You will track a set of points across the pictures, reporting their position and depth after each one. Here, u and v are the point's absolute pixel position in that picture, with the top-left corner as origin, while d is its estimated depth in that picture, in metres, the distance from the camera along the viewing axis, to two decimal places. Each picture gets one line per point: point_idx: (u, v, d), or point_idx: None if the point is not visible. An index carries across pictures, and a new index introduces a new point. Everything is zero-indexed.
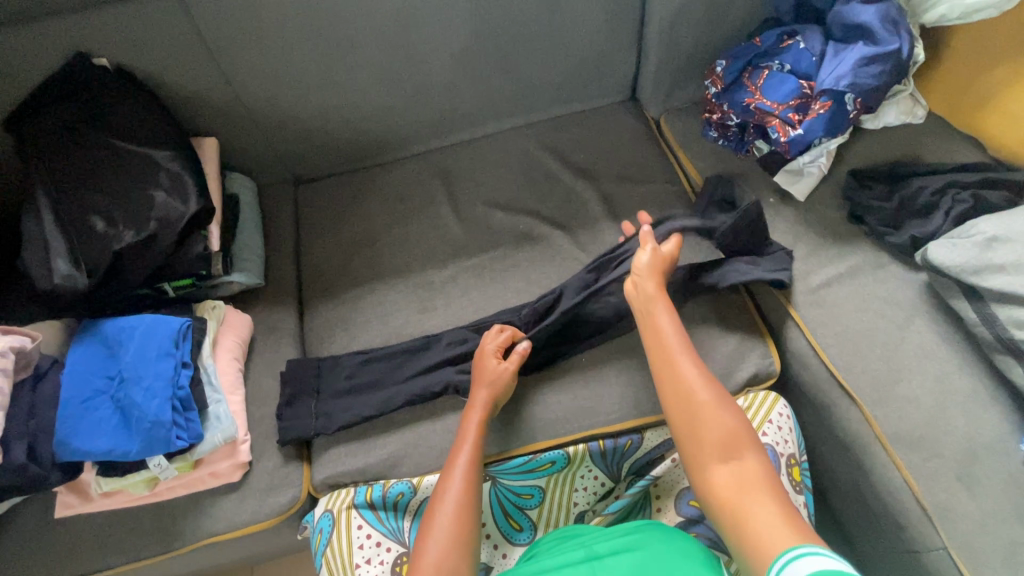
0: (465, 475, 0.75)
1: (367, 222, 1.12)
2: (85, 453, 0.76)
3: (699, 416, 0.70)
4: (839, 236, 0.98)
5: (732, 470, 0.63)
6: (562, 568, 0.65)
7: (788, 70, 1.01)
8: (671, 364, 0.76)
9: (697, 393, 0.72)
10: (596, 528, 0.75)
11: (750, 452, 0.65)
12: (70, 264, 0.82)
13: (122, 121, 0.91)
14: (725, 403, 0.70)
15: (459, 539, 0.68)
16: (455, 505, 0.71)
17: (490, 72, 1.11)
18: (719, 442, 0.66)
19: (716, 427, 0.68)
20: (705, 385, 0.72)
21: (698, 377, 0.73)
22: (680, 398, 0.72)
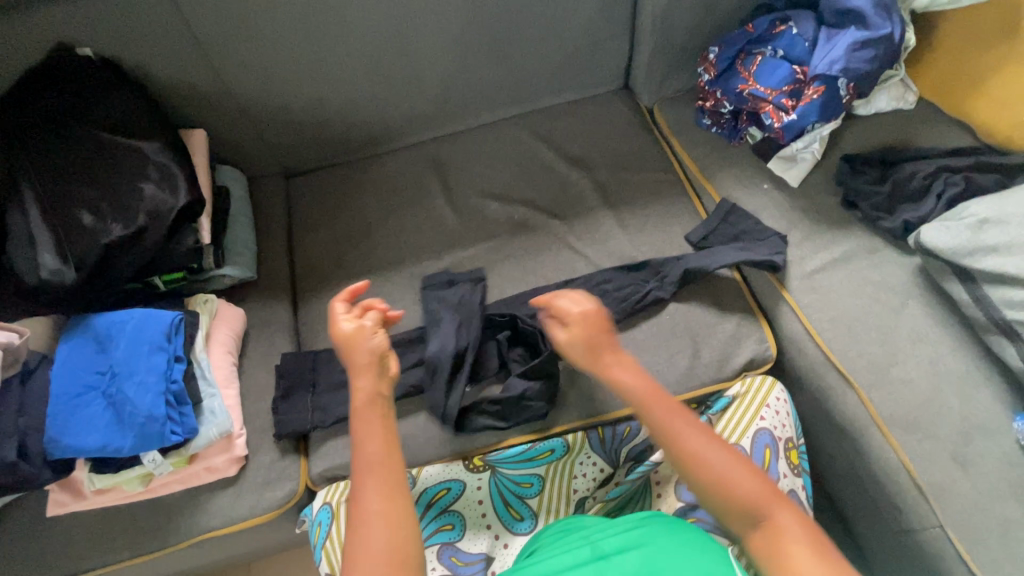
0: (378, 472, 0.63)
1: (360, 214, 1.11)
2: (77, 450, 0.74)
3: (715, 481, 0.65)
4: (832, 222, 0.99)
5: (766, 535, 0.61)
6: (571, 569, 0.64)
7: (781, 55, 1.01)
8: (672, 435, 0.69)
9: (702, 455, 0.67)
10: (592, 520, 0.76)
11: (778, 507, 0.63)
12: (58, 258, 0.80)
13: (108, 113, 0.90)
14: (732, 456, 0.67)
15: (399, 552, 0.58)
16: (383, 513, 0.60)
17: (483, 61, 1.10)
18: (743, 509, 0.63)
19: (736, 493, 0.64)
20: (710, 444, 0.68)
21: (699, 437, 0.68)
22: (688, 465, 0.67)
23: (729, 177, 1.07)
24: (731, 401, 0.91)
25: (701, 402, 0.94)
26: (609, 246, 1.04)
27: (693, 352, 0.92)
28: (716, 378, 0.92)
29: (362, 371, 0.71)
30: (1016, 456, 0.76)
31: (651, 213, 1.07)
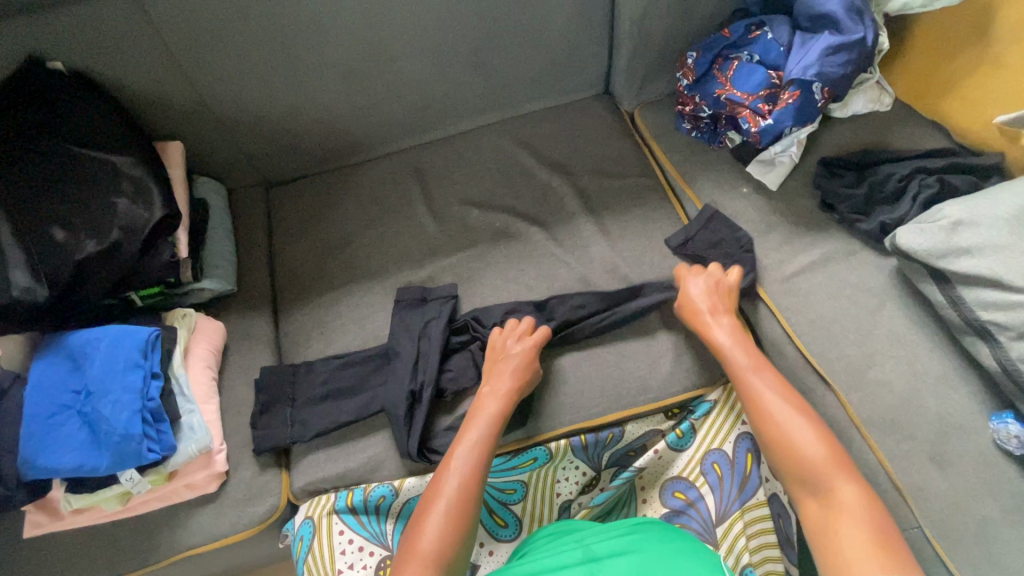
0: (481, 451, 0.76)
1: (341, 224, 1.11)
2: (52, 471, 0.73)
3: (787, 443, 0.73)
4: (811, 224, 1.00)
5: (824, 506, 0.67)
6: (559, 569, 0.65)
7: (756, 60, 1.02)
8: (753, 396, 0.78)
9: (778, 416, 0.75)
10: (590, 525, 0.76)
11: (840, 481, 0.68)
12: (31, 277, 0.79)
13: (80, 127, 0.89)
14: (814, 426, 0.73)
15: (458, 523, 0.69)
16: (458, 485, 0.72)
17: (462, 69, 1.10)
18: (807, 473, 0.70)
19: (805, 458, 0.71)
20: (791, 412, 0.75)
21: (781, 403, 0.76)
22: (766, 427, 0.75)
23: (708, 182, 1.08)
24: (713, 406, 0.91)
25: (682, 406, 0.92)
26: (591, 252, 1.04)
27: (675, 357, 0.93)
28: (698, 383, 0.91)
29: (505, 369, 0.85)
30: (992, 456, 0.77)
31: (632, 218, 1.08)
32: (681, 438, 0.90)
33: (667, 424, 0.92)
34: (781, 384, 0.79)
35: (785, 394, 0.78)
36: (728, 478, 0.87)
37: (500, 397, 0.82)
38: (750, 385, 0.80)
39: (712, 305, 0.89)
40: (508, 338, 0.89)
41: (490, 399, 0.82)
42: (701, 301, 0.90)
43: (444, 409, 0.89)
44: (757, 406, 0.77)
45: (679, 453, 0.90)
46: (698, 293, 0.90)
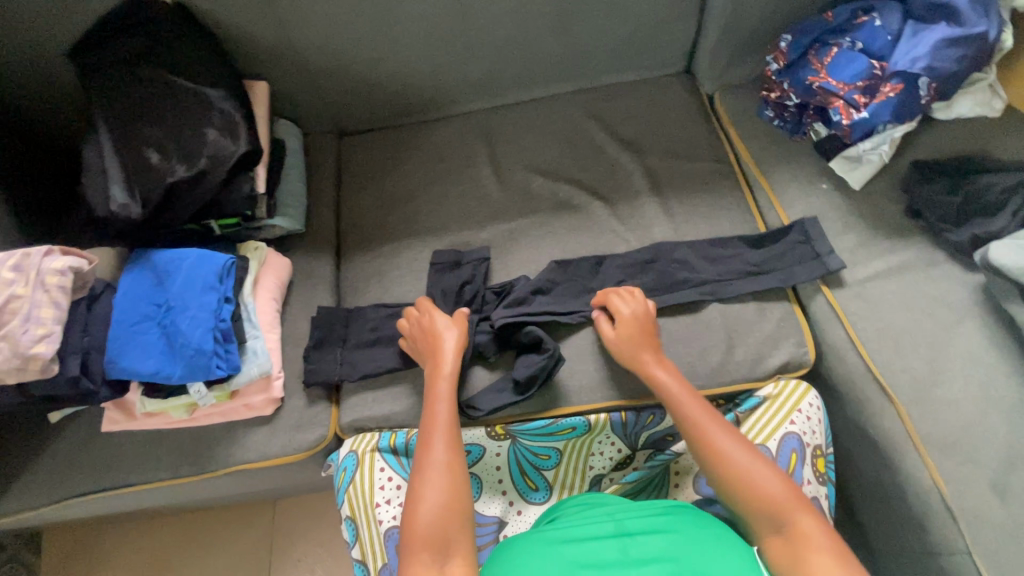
0: (450, 438, 0.75)
1: (407, 178, 1.13)
2: (133, 373, 0.80)
3: (740, 483, 0.68)
4: (892, 229, 0.94)
5: (788, 544, 0.63)
6: (590, 539, 0.67)
7: (859, 48, 0.95)
8: (704, 434, 0.74)
9: (736, 462, 0.70)
10: (619, 500, 0.77)
11: (800, 515, 0.65)
12: (126, 193, 0.85)
13: (179, 58, 0.93)
14: (768, 468, 0.69)
15: (455, 503, 0.69)
16: (443, 472, 0.71)
17: (543, 34, 1.09)
18: (770, 512, 0.66)
19: (764, 498, 0.66)
20: (742, 450, 0.71)
21: (736, 450, 0.71)
22: (726, 475, 0.70)
23: (785, 174, 1.04)
24: (761, 402, 0.89)
25: (729, 398, 0.92)
26: (651, 233, 1.02)
27: (726, 349, 0.91)
28: (749, 377, 0.90)
29: (439, 357, 0.84)
30: None
31: (699, 203, 1.05)
32: None
33: None
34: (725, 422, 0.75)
35: (734, 431, 0.74)
36: None
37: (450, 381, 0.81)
38: (703, 425, 0.74)
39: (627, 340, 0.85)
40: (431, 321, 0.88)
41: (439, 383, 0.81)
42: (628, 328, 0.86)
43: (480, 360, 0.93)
44: (706, 455, 0.72)
45: None
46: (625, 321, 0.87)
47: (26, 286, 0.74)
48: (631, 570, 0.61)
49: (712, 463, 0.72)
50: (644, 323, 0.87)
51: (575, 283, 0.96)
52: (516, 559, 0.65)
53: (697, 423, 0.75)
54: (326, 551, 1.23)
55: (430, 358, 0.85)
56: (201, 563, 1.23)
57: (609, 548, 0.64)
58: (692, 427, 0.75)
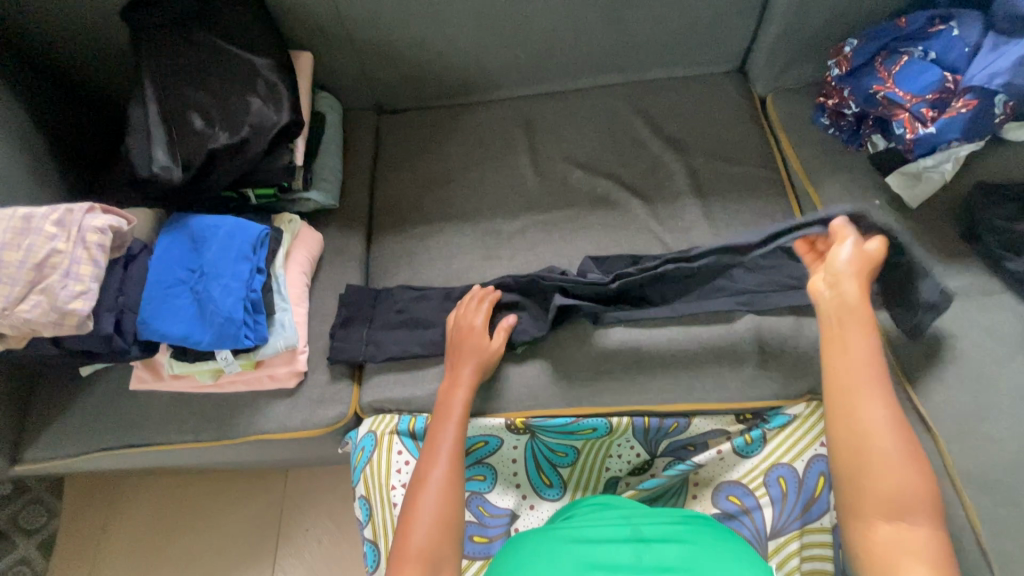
0: (450, 455, 0.73)
1: (444, 160, 1.11)
2: (163, 336, 0.81)
3: (869, 454, 0.63)
4: (946, 253, 0.90)
5: (889, 538, 0.60)
6: (606, 542, 0.65)
7: (931, 59, 0.90)
8: (857, 399, 0.65)
9: (877, 440, 0.63)
10: (634, 505, 0.76)
11: (921, 521, 0.60)
12: (169, 156, 0.85)
13: (229, 24, 0.93)
14: (912, 457, 0.62)
15: (445, 520, 0.68)
16: (439, 486, 0.70)
17: (595, 21, 1.05)
18: (892, 502, 0.60)
19: (894, 485, 0.61)
20: (896, 432, 0.63)
21: (885, 429, 0.63)
22: (859, 450, 0.63)
23: (837, 186, 0.99)
24: (790, 421, 0.87)
25: (757, 413, 0.89)
26: (690, 236, 0.99)
27: (759, 363, 0.88)
28: (780, 394, 0.87)
29: (467, 361, 0.84)
30: None
31: (742, 209, 1.01)
32: (749, 444, 0.87)
33: (736, 427, 0.89)
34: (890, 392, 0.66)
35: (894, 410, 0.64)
36: (794, 495, 0.83)
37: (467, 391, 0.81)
38: (857, 390, 0.65)
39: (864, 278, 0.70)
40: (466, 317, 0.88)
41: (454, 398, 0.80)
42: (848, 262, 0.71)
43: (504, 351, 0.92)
44: (846, 411, 0.65)
45: (743, 459, 0.86)
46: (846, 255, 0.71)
47: (67, 243, 0.75)
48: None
49: (848, 424, 0.65)
50: (868, 265, 0.71)
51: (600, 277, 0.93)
52: (526, 558, 0.64)
53: (853, 383, 0.66)
54: (333, 524, 1.25)
55: (458, 359, 0.85)
56: (213, 523, 1.26)
57: (624, 553, 0.63)
58: (840, 380, 0.67)
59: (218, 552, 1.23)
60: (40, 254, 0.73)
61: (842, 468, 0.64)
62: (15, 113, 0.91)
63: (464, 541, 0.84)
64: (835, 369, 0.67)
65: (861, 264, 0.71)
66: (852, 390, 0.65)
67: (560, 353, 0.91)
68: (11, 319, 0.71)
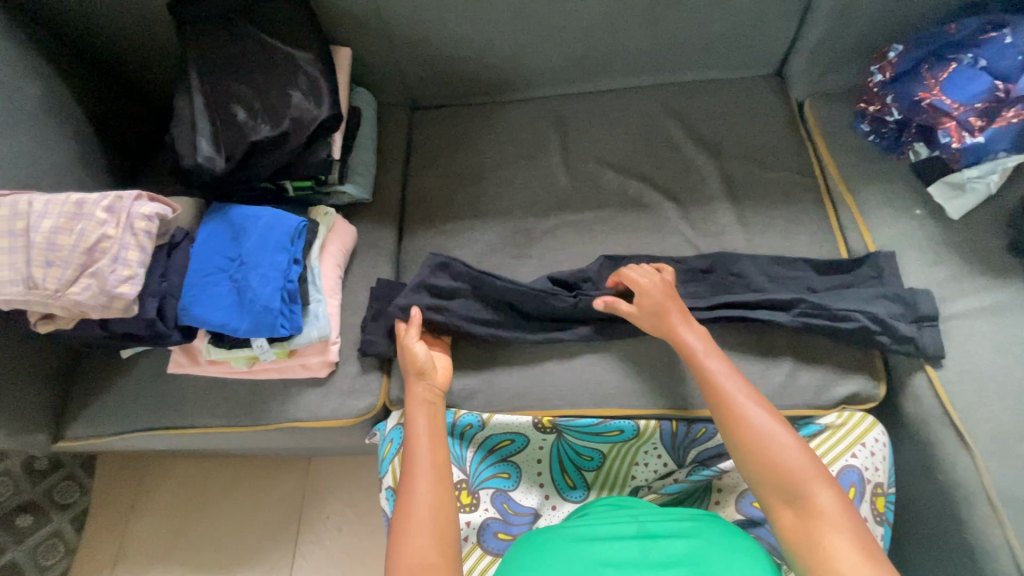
0: (429, 480, 0.71)
1: (476, 158, 1.12)
2: (202, 322, 0.83)
3: (754, 443, 0.66)
4: (990, 266, 0.88)
5: (800, 515, 0.60)
6: (614, 537, 0.66)
7: (981, 66, 0.88)
8: (727, 400, 0.70)
9: (752, 428, 0.67)
10: (642, 503, 0.76)
11: (822, 490, 0.61)
12: (212, 146, 0.88)
13: (274, 20, 0.95)
14: (784, 435, 0.66)
15: (443, 536, 0.66)
16: (428, 505, 0.68)
17: (634, 22, 1.04)
18: (784, 481, 0.62)
19: (780, 463, 0.63)
20: (766, 417, 0.67)
21: (756, 416, 0.68)
22: (742, 442, 0.66)
23: (875, 195, 0.98)
24: (822, 430, 0.85)
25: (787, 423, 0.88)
26: (723, 241, 0.98)
27: (790, 371, 0.87)
28: (811, 403, 0.86)
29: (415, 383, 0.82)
30: None
31: (777, 215, 1.00)
32: None
33: None
34: (753, 390, 0.72)
35: (759, 400, 0.70)
36: None
37: (427, 408, 0.80)
38: (725, 392, 0.71)
39: (664, 300, 0.83)
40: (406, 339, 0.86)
41: (415, 417, 0.78)
42: (659, 290, 0.84)
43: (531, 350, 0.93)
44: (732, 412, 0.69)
45: None
46: (645, 285, 0.85)
47: (116, 229, 0.77)
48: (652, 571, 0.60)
49: (727, 422, 0.69)
50: (665, 287, 0.85)
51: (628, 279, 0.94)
52: (534, 553, 0.66)
53: (719, 388, 0.72)
54: (354, 513, 1.27)
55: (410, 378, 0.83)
56: (237, 507, 1.29)
57: (630, 549, 0.63)
58: (711, 387, 0.72)
59: (242, 536, 1.26)
60: (91, 239, 0.75)
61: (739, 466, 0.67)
62: (67, 103, 0.95)
63: (488, 537, 0.84)
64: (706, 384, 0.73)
65: (662, 287, 0.85)
66: (718, 389, 0.71)
67: (587, 353, 0.92)
68: (63, 302, 0.74)
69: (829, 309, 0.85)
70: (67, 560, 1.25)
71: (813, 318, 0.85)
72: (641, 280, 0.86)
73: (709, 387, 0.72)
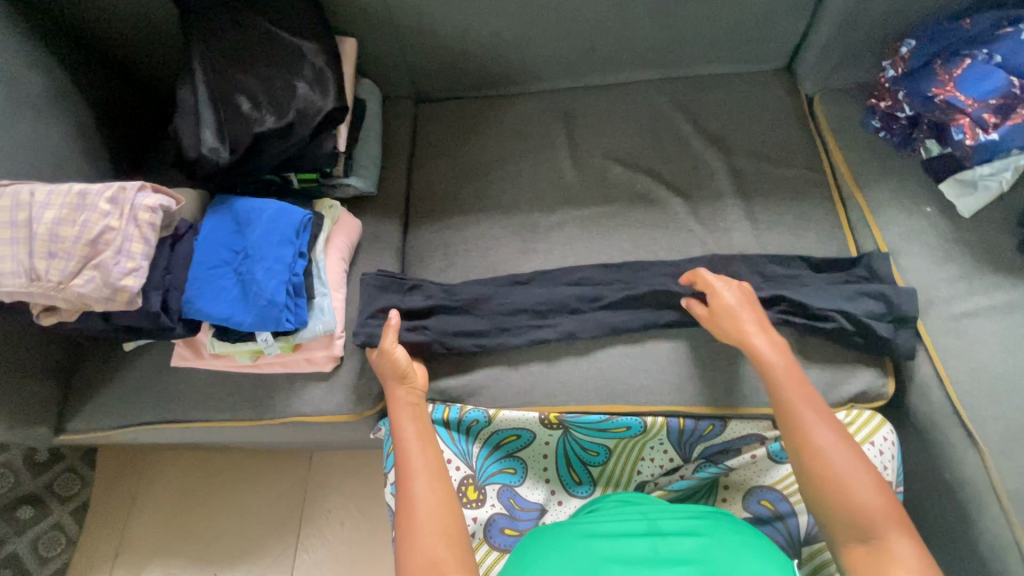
0: (426, 474, 0.71)
1: (482, 152, 1.11)
2: (207, 315, 0.82)
3: (828, 475, 0.64)
4: (1001, 265, 0.87)
5: (871, 556, 0.60)
6: (623, 535, 0.66)
7: (997, 62, 0.87)
8: (800, 426, 0.68)
9: (827, 462, 0.65)
10: (654, 501, 0.76)
11: (895, 534, 0.60)
12: (216, 137, 0.86)
13: (279, 10, 0.94)
14: (860, 472, 0.64)
15: (451, 532, 0.66)
16: (426, 499, 0.68)
17: (643, 15, 1.03)
18: (857, 521, 0.61)
19: (853, 501, 0.62)
20: (842, 451, 0.66)
21: (831, 447, 0.66)
22: (816, 475, 0.65)
23: (885, 192, 0.97)
24: None
25: None
26: (732, 238, 0.97)
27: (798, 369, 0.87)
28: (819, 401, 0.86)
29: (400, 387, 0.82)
30: None
31: (786, 212, 0.99)
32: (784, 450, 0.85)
33: (773, 433, 0.87)
34: (830, 417, 0.70)
35: (836, 428, 0.68)
36: None
37: (413, 410, 0.80)
38: (798, 416, 0.69)
39: (742, 312, 0.80)
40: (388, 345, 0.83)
41: (402, 423, 0.77)
42: (736, 301, 0.81)
43: (538, 346, 0.92)
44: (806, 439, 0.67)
45: (776, 465, 0.85)
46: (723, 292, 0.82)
47: (120, 220, 0.76)
48: (659, 567, 0.59)
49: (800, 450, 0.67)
50: (744, 298, 0.83)
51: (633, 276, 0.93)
52: (541, 552, 0.65)
53: (793, 411, 0.70)
54: (357, 508, 1.26)
55: (392, 386, 0.82)
56: (239, 501, 1.29)
57: (639, 546, 0.63)
58: (785, 409, 0.71)
59: (244, 530, 1.26)
60: (94, 231, 0.74)
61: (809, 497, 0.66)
62: (68, 93, 0.93)
63: (493, 533, 0.84)
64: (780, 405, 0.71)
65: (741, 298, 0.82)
66: (791, 413, 0.70)
67: (595, 350, 0.91)
68: (65, 294, 0.73)
69: (808, 310, 0.86)
70: (67, 553, 1.24)
71: (790, 317, 0.87)
72: (716, 290, 0.83)
73: (780, 409, 0.71)
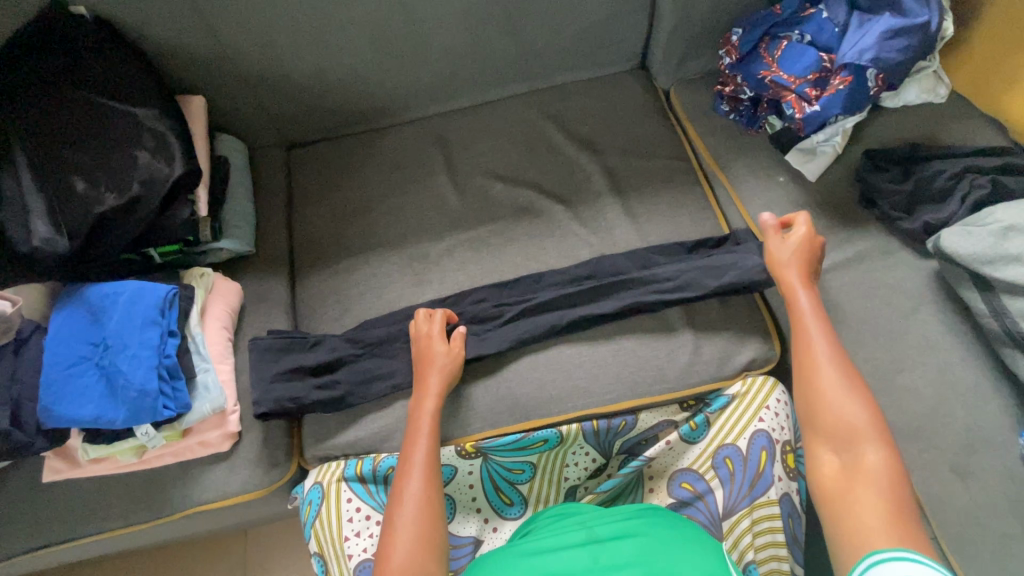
0: (425, 468, 0.74)
1: (362, 189, 1.08)
2: (71, 421, 0.74)
3: (817, 398, 0.72)
4: (848, 219, 0.95)
5: (846, 471, 0.66)
6: (564, 548, 0.62)
7: (808, 41, 0.97)
8: (805, 349, 0.76)
9: (823, 383, 0.72)
10: (592, 509, 0.73)
11: (871, 449, 0.66)
12: (51, 227, 0.79)
13: (103, 77, 0.88)
14: (856, 395, 0.70)
15: (428, 539, 0.68)
16: (415, 497, 0.71)
17: (494, 34, 1.06)
18: (837, 433, 0.68)
19: (840, 419, 0.69)
20: (837, 378, 0.72)
21: (830, 374, 0.72)
22: (810, 394, 0.73)
23: (744, 169, 1.04)
24: (730, 401, 0.89)
25: (699, 398, 0.91)
26: (615, 235, 1.01)
27: (693, 350, 0.91)
28: (716, 376, 0.90)
29: (432, 370, 0.84)
30: (1017, 471, 0.75)
31: (661, 201, 1.04)
32: (694, 430, 0.88)
33: (681, 416, 0.90)
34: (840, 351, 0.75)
35: (843, 360, 0.74)
36: (740, 473, 0.84)
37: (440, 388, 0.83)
38: (805, 341, 0.77)
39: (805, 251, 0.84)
40: (423, 330, 0.88)
41: (421, 419, 0.80)
42: (797, 242, 0.85)
43: None
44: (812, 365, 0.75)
45: (692, 446, 0.88)
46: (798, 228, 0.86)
47: None
48: None
49: (803, 374, 0.75)
50: (810, 244, 0.85)
51: (526, 291, 0.95)
52: None
53: (802, 336, 0.78)
54: None
55: (423, 367, 0.85)
56: None
57: (580, 557, 0.59)
58: (795, 336, 0.79)
59: None
60: None
61: (803, 425, 0.74)
62: None
63: None
64: (797, 334, 0.78)
65: (805, 246, 0.85)
66: (800, 338, 0.77)
67: (502, 370, 0.91)
68: None
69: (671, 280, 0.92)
70: None
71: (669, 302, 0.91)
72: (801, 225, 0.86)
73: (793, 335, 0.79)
